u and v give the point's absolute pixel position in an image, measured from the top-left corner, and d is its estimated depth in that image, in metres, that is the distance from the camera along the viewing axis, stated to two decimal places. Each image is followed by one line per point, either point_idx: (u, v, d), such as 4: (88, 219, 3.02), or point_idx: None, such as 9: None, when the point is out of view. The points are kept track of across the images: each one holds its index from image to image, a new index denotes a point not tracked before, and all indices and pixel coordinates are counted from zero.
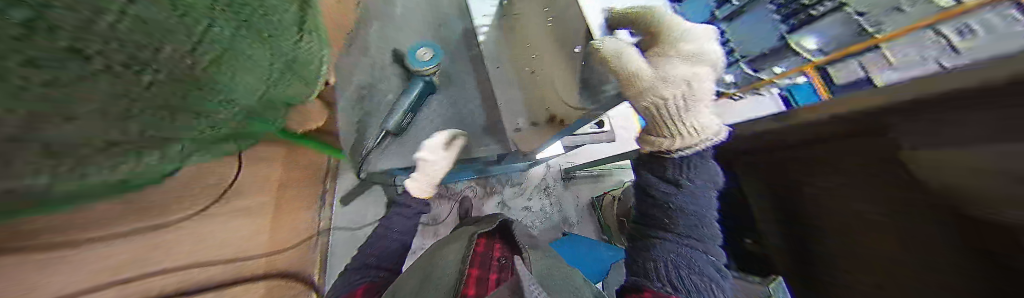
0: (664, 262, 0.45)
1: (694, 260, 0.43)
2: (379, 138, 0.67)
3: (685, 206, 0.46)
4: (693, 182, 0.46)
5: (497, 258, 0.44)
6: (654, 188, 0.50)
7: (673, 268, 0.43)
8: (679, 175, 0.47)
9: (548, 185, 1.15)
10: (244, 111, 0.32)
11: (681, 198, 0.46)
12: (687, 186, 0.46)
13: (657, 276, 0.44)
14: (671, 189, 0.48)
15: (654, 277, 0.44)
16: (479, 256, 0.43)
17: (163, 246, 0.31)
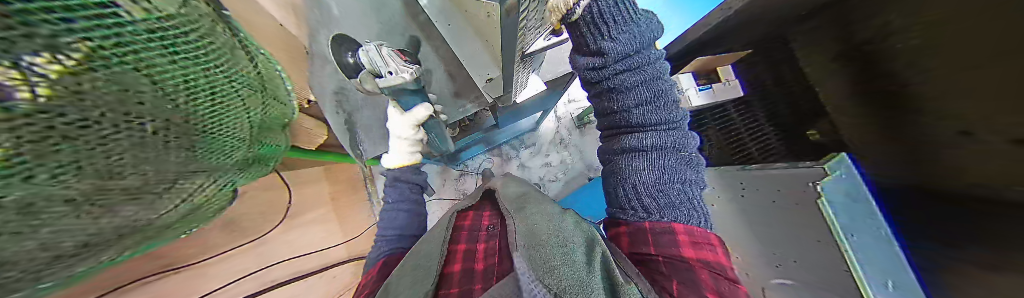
0: (633, 184, 0.31)
1: (664, 162, 0.30)
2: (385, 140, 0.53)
3: (627, 82, 0.30)
4: (620, 50, 0.29)
5: (483, 227, 0.37)
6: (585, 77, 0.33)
7: (643, 186, 0.30)
8: (596, 39, 0.30)
9: (562, 137, 1.10)
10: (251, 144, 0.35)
11: (618, 75, 0.30)
12: (608, 54, 0.30)
13: (629, 203, 0.31)
14: (598, 70, 0.31)
15: (626, 204, 0.32)
16: (463, 231, 0.36)
17: (166, 275, 0.45)
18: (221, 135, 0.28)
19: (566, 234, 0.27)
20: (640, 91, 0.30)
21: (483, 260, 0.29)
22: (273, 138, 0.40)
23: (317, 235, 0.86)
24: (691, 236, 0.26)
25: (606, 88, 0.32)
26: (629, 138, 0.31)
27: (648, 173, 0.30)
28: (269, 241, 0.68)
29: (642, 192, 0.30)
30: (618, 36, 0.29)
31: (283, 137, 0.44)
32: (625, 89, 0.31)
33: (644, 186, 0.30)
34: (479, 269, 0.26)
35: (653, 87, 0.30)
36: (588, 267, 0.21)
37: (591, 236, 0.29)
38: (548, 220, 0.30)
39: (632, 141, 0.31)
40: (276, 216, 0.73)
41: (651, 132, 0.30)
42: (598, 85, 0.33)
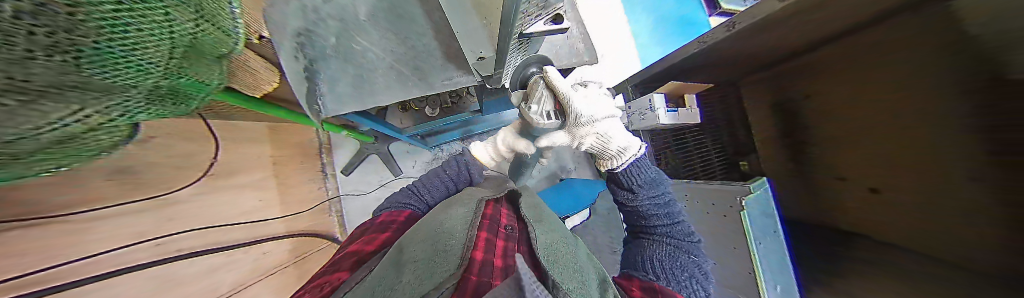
0: (652, 257, 0.45)
1: (677, 258, 0.45)
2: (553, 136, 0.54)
3: (649, 209, 0.52)
4: (643, 187, 0.54)
5: (504, 227, 0.41)
6: (622, 199, 0.56)
7: (662, 263, 0.44)
8: (630, 183, 0.54)
9: None
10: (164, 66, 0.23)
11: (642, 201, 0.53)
12: (638, 191, 0.53)
13: (644, 268, 0.44)
14: (631, 196, 0.54)
15: (640, 267, 0.44)
16: (488, 226, 0.40)
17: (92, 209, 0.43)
18: (131, 64, 0.19)
19: (582, 267, 0.32)
20: (660, 211, 0.52)
21: (502, 258, 0.32)
22: (207, 69, 0.29)
23: (250, 199, 0.80)
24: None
25: (633, 209, 0.54)
26: (653, 247, 0.47)
27: (668, 260, 0.44)
28: (186, 199, 0.60)
29: (656, 266, 0.43)
30: (643, 182, 0.53)
31: (222, 69, 0.32)
32: (648, 214, 0.52)
33: (659, 264, 0.44)
34: (500, 265, 0.30)
35: (666, 214, 0.51)
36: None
37: (605, 276, 0.33)
38: (565, 251, 0.36)
39: (654, 245, 0.48)
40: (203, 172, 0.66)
41: (665, 238, 0.49)
42: (629, 207, 0.55)
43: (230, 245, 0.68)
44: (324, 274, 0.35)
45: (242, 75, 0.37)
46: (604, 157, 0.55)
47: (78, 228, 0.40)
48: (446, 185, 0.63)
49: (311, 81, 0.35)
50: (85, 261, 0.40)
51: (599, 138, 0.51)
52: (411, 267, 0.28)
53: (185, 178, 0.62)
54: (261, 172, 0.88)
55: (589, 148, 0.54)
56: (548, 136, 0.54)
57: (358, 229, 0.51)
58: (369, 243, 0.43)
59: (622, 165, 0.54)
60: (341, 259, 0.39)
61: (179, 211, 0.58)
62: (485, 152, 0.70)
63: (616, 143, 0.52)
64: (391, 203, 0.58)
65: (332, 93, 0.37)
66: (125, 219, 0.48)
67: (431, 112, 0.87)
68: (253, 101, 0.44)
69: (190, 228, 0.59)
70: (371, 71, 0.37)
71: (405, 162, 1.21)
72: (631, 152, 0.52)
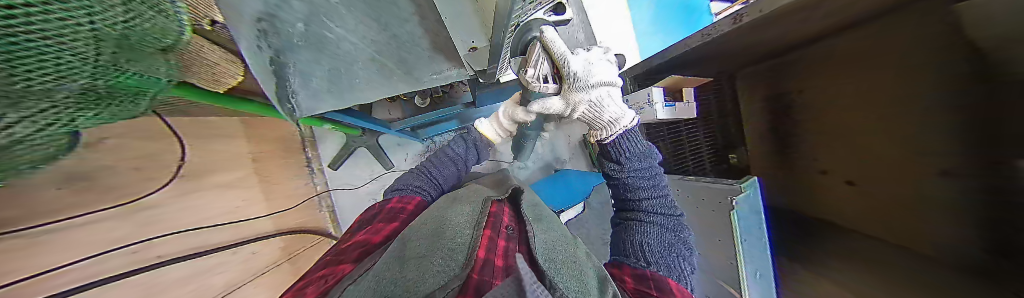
0: (640, 240, 0.46)
1: (665, 238, 0.46)
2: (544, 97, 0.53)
3: (636, 182, 0.53)
4: (630, 159, 0.54)
5: (506, 226, 0.41)
6: (609, 171, 0.57)
7: (650, 245, 0.44)
8: (618, 155, 0.55)
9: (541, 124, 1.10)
10: (86, 74, 0.19)
11: (627, 173, 0.54)
12: (625, 163, 0.54)
13: (634, 253, 0.44)
14: (618, 167, 0.56)
15: (631, 254, 0.44)
16: (490, 225, 0.40)
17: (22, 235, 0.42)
18: (30, 68, 0.14)
19: (581, 268, 0.32)
20: (647, 186, 0.52)
21: (503, 258, 0.31)
22: (152, 64, 0.24)
23: (227, 200, 0.80)
24: (681, 290, 0.36)
25: (621, 181, 0.55)
26: (639, 228, 0.48)
27: (658, 243, 0.45)
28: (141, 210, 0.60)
29: (647, 249, 0.43)
30: (631, 155, 0.54)
31: (168, 63, 0.26)
32: (635, 187, 0.53)
33: (647, 245, 0.44)
34: (501, 265, 0.29)
35: (652, 187, 0.52)
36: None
37: (603, 273, 0.34)
38: (566, 255, 0.35)
39: (641, 226, 0.49)
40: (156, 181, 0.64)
41: (653, 216, 0.49)
42: (615, 179, 0.56)
43: (214, 248, 0.72)
44: (328, 264, 0.33)
45: (201, 67, 0.31)
46: (596, 126, 0.56)
47: (14, 249, 0.41)
48: (456, 168, 0.67)
49: (278, 73, 0.29)
50: (37, 278, 0.43)
51: (592, 106, 0.52)
52: (413, 262, 0.28)
53: (124, 189, 0.58)
54: (239, 171, 0.86)
55: (581, 116, 0.55)
56: (541, 101, 0.52)
57: (366, 215, 0.49)
58: (375, 233, 0.41)
59: (611, 136, 0.55)
60: (347, 248, 0.37)
61: (127, 224, 0.57)
62: (488, 127, 0.69)
63: (609, 114, 0.53)
64: (402, 185, 0.58)
65: (303, 86, 0.32)
66: (70, 241, 0.48)
67: (421, 102, 0.83)
68: (221, 95, 0.41)
69: (165, 235, 0.63)
70: (347, 61, 0.32)
71: (398, 155, 1.21)
72: (622, 123, 0.53)
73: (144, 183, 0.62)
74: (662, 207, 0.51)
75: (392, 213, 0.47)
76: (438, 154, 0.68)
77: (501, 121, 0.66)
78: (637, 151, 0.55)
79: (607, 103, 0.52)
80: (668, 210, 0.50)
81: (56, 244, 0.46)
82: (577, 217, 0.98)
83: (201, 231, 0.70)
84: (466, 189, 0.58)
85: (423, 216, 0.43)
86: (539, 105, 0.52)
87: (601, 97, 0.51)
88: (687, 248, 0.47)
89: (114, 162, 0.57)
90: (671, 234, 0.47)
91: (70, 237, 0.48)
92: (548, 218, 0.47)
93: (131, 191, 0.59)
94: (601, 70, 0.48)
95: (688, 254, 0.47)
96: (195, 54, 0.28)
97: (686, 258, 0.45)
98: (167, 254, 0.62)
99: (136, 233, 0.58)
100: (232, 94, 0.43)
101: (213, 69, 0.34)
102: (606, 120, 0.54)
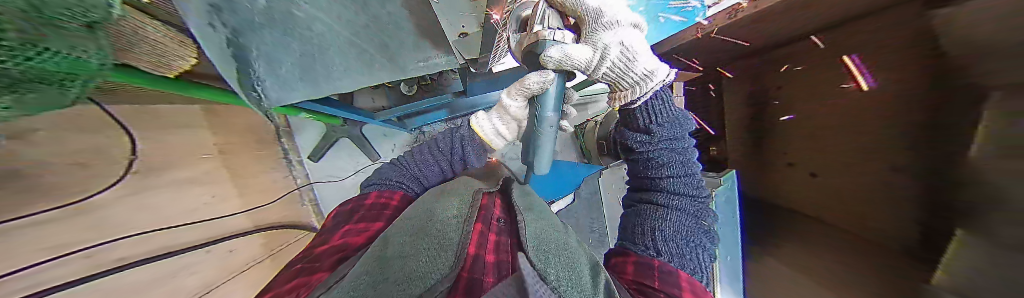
0: (654, 225, 0.42)
1: (682, 227, 0.42)
2: (562, 37, 0.43)
3: (665, 155, 0.49)
4: (664, 126, 0.49)
5: (497, 219, 0.41)
6: (632, 141, 0.52)
7: (664, 234, 0.41)
8: (648, 123, 0.50)
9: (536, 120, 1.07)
10: None
11: (654, 144, 0.49)
12: (657, 132, 0.49)
13: (644, 242, 0.41)
14: (647, 139, 0.50)
15: (637, 240, 0.42)
16: (481, 219, 0.40)
17: (49, 216, 0.43)
18: None
19: (574, 257, 0.33)
20: (675, 163, 0.48)
21: (495, 253, 0.32)
22: (74, 45, 0.18)
23: (203, 193, 0.76)
24: (692, 284, 0.34)
25: (647, 156, 0.51)
26: (661, 213, 0.44)
27: (673, 230, 0.41)
28: (124, 201, 0.57)
29: (660, 239, 0.40)
30: (664, 122, 0.49)
31: (98, 42, 0.21)
32: (661, 162, 0.49)
33: (660, 233, 0.41)
34: (492, 261, 0.29)
35: (678, 163, 0.48)
36: (592, 288, 0.26)
37: (595, 260, 0.35)
38: (563, 245, 0.36)
39: (659, 211, 0.44)
40: (143, 172, 0.61)
41: (673, 200, 0.45)
42: (640, 153, 0.52)
43: (184, 249, 0.66)
44: (300, 274, 0.30)
45: (142, 46, 0.25)
46: (623, 84, 0.48)
47: (44, 230, 0.42)
48: (441, 165, 0.60)
49: (240, 62, 0.23)
50: (61, 260, 0.43)
51: (625, 52, 0.44)
52: (402, 259, 0.27)
53: (110, 170, 0.55)
54: (206, 164, 0.79)
55: (607, 72, 0.47)
56: (560, 46, 0.42)
57: (340, 215, 0.46)
58: (357, 234, 0.40)
59: (642, 95, 0.48)
60: (322, 254, 0.34)
61: (121, 212, 0.55)
62: (486, 121, 0.57)
63: (643, 65, 0.45)
64: (378, 179, 0.57)
65: (272, 75, 0.26)
66: (86, 226, 0.49)
67: (407, 90, 0.79)
68: (170, 81, 0.35)
69: (133, 234, 0.56)
70: (320, 42, 0.28)
71: (382, 144, 1.18)
72: (658, 76, 0.45)
73: (119, 165, 0.57)
74: (693, 188, 0.47)
75: (374, 212, 0.46)
76: (424, 149, 0.62)
77: (506, 105, 0.52)
78: (673, 115, 0.50)
79: (641, 47, 0.45)
80: (697, 190, 0.46)
81: (76, 228, 0.47)
82: (566, 207, 1.03)
83: (185, 223, 0.68)
84: (452, 183, 0.53)
85: (408, 211, 0.42)
86: (559, 50, 0.42)
87: (630, 42, 0.44)
88: (712, 233, 0.45)
89: (94, 140, 0.53)
90: (687, 218, 0.44)
91: (82, 222, 0.48)
92: (538, 210, 0.47)
93: (107, 170, 0.54)
94: (629, 13, 0.47)
95: (711, 238, 0.44)
96: (126, 34, 0.23)
97: (707, 244, 0.43)
98: (129, 257, 0.55)
99: (129, 225, 0.56)
100: (183, 79, 0.37)
101: (160, 53, 0.28)
102: (642, 69, 0.45)
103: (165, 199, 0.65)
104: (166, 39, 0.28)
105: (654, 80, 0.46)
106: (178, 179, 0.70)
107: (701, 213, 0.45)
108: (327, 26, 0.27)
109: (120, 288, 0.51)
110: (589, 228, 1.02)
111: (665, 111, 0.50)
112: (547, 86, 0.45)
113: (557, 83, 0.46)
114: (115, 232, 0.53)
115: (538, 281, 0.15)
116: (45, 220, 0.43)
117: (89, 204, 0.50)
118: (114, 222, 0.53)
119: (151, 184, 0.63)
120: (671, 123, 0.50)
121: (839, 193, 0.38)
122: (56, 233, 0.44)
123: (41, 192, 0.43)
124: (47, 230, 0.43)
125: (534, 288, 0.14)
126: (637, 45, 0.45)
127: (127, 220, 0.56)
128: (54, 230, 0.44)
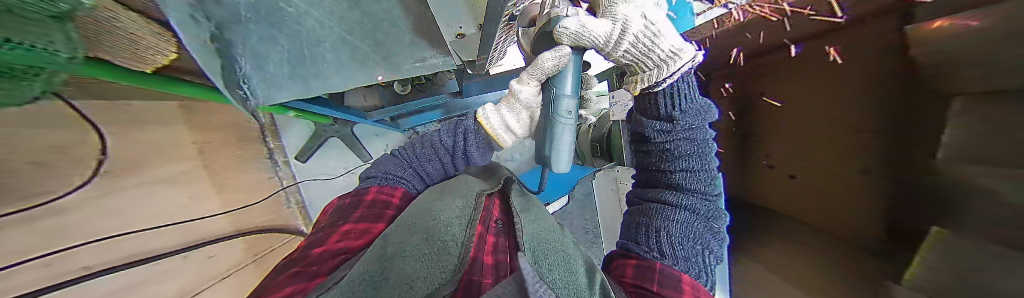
0: (658, 227, 0.42)
1: (690, 229, 0.41)
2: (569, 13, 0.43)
3: (682, 147, 0.46)
4: (686, 113, 0.45)
5: (495, 221, 0.41)
6: (652, 131, 0.49)
7: (667, 235, 0.40)
8: (670, 110, 0.46)
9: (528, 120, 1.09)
10: None
11: (672, 133, 0.46)
12: (678, 119, 0.45)
13: (649, 244, 0.41)
14: (668, 127, 0.47)
15: (642, 241, 0.43)
16: (482, 220, 0.39)
17: (26, 216, 0.41)
18: None
19: (570, 259, 0.33)
20: (694, 154, 0.45)
21: (492, 254, 0.32)
22: (38, 37, 0.17)
23: (181, 194, 0.72)
24: (694, 287, 0.33)
25: (663, 146, 0.48)
26: (664, 212, 0.44)
27: (681, 231, 0.41)
28: (96, 202, 0.53)
29: (668, 240, 0.40)
30: (688, 109, 0.46)
31: (65, 32, 0.19)
32: (680, 153, 0.46)
33: (666, 234, 0.40)
34: (490, 263, 0.29)
35: (697, 156, 0.45)
36: (588, 289, 0.26)
37: (592, 263, 0.35)
38: (562, 250, 0.35)
39: (663, 209, 0.44)
40: (115, 172, 0.58)
41: (683, 200, 0.43)
42: (655, 144, 0.50)
43: (157, 255, 0.62)
44: (297, 278, 0.28)
45: (114, 38, 0.24)
46: (647, 65, 0.45)
47: (20, 230, 0.40)
48: (443, 161, 0.58)
49: (224, 57, 0.21)
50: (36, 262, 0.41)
51: (648, 27, 0.41)
52: (401, 261, 0.27)
53: (75, 169, 0.50)
54: (183, 164, 0.75)
55: (629, 50, 0.45)
56: (572, 22, 0.42)
57: (339, 212, 0.45)
58: (359, 237, 0.39)
59: (669, 76, 0.44)
60: (319, 256, 0.33)
61: (92, 214, 0.52)
62: (493, 114, 0.56)
63: (669, 41, 0.41)
64: (378, 172, 0.55)
65: (257, 72, 0.24)
66: (58, 227, 0.46)
67: (401, 89, 0.77)
68: (144, 76, 0.33)
69: (104, 237, 0.52)
70: (310, 37, 0.27)
71: (374, 145, 1.16)
72: (687, 54, 0.41)
73: (85, 165, 0.52)
74: (707, 181, 0.44)
75: (375, 210, 0.45)
76: (425, 142, 0.59)
77: (522, 91, 0.51)
78: (697, 101, 0.46)
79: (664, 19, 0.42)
80: (710, 185, 0.44)
81: (50, 230, 0.44)
82: (561, 209, 1.06)
83: (161, 226, 0.64)
84: (456, 181, 0.53)
85: (407, 211, 0.41)
86: (576, 22, 0.42)
87: (653, 14, 0.41)
88: (718, 232, 0.44)
89: (63, 137, 0.49)
90: (693, 218, 0.43)
91: (54, 224, 0.45)
92: (537, 212, 0.48)
93: (76, 168, 0.51)
94: None
95: (717, 238, 0.43)
96: (97, 25, 0.21)
97: (713, 245, 0.42)
98: (95, 265, 0.50)
99: (101, 228, 0.52)
100: (159, 73, 0.35)
101: (136, 45, 0.27)
102: (667, 45, 0.42)
103: (139, 200, 0.61)
104: (144, 32, 0.26)
105: (682, 58, 0.42)
106: (151, 180, 0.66)
107: (710, 211, 0.44)
108: (315, 19, 0.26)
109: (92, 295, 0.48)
110: (582, 229, 1.07)
111: (689, 98, 0.46)
112: (557, 66, 0.45)
113: (569, 64, 0.46)
114: (86, 234, 0.50)
115: (539, 282, 0.15)
116: (19, 223, 0.40)
117: (60, 205, 0.47)
118: (84, 225, 0.50)
119: (124, 185, 0.59)
120: (695, 109, 0.46)
121: (815, 194, 0.40)
122: (32, 234, 0.42)
123: (15, 190, 0.40)
124: (22, 230, 0.40)
125: (534, 287, 0.14)
126: (659, 16, 0.41)
127: (99, 222, 0.53)
128: (30, 230, 0.41)
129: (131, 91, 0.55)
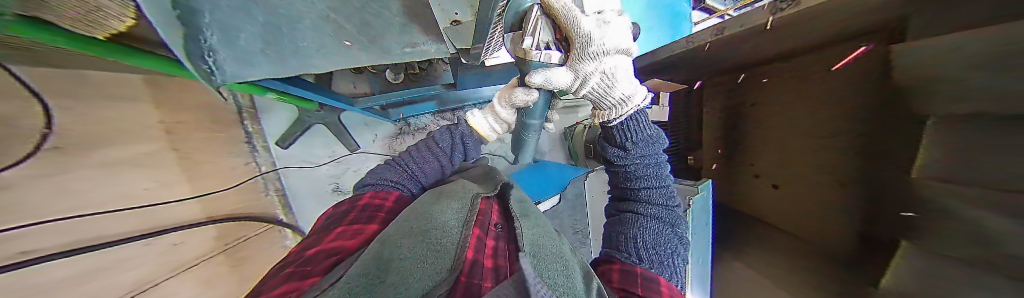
0: (641, 234, 0.42)
1: (666, 235, 0.42)
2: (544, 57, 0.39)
3: (641, 170, 0.48)
4: (636, 144, 0.48)
5: (494, 225, 0.40)
6: (612, 157, 0.50)
7: (642, 242, 0.40)
8: (625, 140, 0.48)
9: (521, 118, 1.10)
10: None
11: (632, 159, 0.48)
12: (631, 149, 0.48)
13: (627, 249, 0.41)
14: (622, 154, 0.49)
15: (622, 247, 0.42)
16: (478, 223, 0.38)
17: None
18: None
19: (568, 265, 0.32)
20: (649, 175, 0.47)
21: (492, 258, 0.30)
22: None
23: (149, 175, 0.68)
24: (670, 288, 0.34)
25: (627, 169, 0.49)
26: (638, 222, 0.44)
27: (653, 236, 0.41)
28: (55, 178, 0.50)
29: (640, 246, 0.40)
30: (639, 140, 0.48)
31: None
32: (636, 176, 0.48)
33: (640, 240, 0.41)
34: (490, 266, 0.27)
35: (654, 176, 0.47)
36: (585, 293, 0.26)
37: (587, 268, 0.35)
38: (558, 253, 0.35)
39: (636, 219, 0.45)
40: (73, 147, 0.54)
41: (648, 209, 0.45)
42: (618, 166, 0.51)
43: (120, 240, 0.58)
44: (291, 279, 0.24)
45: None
46: (602, 106, 0.48)
47: None
48: (442, 162, 0.58)
49: (188, 27, 0.19)
50: None
51: (606, 79, 0.43)
52: (404, 259, 0.25)
53: (27, 137, 0.46)
54: (149, 144, 0.70)
55: (588, 94, 0.46)
56: (544, 74, 0.42)
57: (326, 222, 0.42)
58: (350, 238, 0.35)
59: (619, 118, 0.48)
60: (315, 257, 0.29)
61: (45, 191, 0.48)
62: (481, 121, 0.57)
63: (622, 91, 0.44)
64: (373, 180, 0.52)
65: (222, 44, 0.22)
66: (15, 204, 0.43)
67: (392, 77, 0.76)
68: (99, 44, 0.30)
69: (61, 219, 0.49)
70: (290, 14, 0.24)
71: (363, 134, 1.13)
72: (634, 102, 0.45)
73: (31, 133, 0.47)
74: (664, 198, 0.46)
75: (365, 215, 0.42)
76: (425, 146, 0.59)
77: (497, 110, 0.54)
78: (648, 126, 0.49)
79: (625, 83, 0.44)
80: (667, 200, 0.46)
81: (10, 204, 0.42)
82: (552, 208, 1.07)
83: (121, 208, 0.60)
84: (444, 186, 0.51)
85: (401, 215, 0.39)
86: (541, 77, 0.42)
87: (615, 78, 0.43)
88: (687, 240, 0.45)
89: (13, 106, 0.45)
90: (667, 225, 0.44)
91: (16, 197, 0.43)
92: (534, 215, 0.47)
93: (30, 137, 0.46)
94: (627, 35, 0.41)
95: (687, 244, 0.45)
96: None
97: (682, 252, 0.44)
98: (49, 247, 0.47)
99: (61, 208, 0.49)
100: (115, 42, 0.31)
101: (94, 12, 0.25)
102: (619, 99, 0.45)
103: (98, 179, 0.57)
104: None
105: (628, 108, 0.46)
106: (113, 158, 0.61)
107: (674, 223, 0.45)
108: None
109: (49, 276, 0.45)
110: (572, 228, 1.08)
111: (642, 126, 0.48)
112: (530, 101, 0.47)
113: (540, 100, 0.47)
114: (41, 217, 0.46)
115: (540, 282, 0.14)
116: None
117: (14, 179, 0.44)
118: (41, 203, 0.47)
119: (87, 160, 0.56)
120: (648, 135, 0.48)
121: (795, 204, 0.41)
122: None
123: None
124: None
125: (535, 286, 0.13)
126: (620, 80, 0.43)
127: (57, 201, 0.49)
128: None
129: (87, 64, 0.50)
